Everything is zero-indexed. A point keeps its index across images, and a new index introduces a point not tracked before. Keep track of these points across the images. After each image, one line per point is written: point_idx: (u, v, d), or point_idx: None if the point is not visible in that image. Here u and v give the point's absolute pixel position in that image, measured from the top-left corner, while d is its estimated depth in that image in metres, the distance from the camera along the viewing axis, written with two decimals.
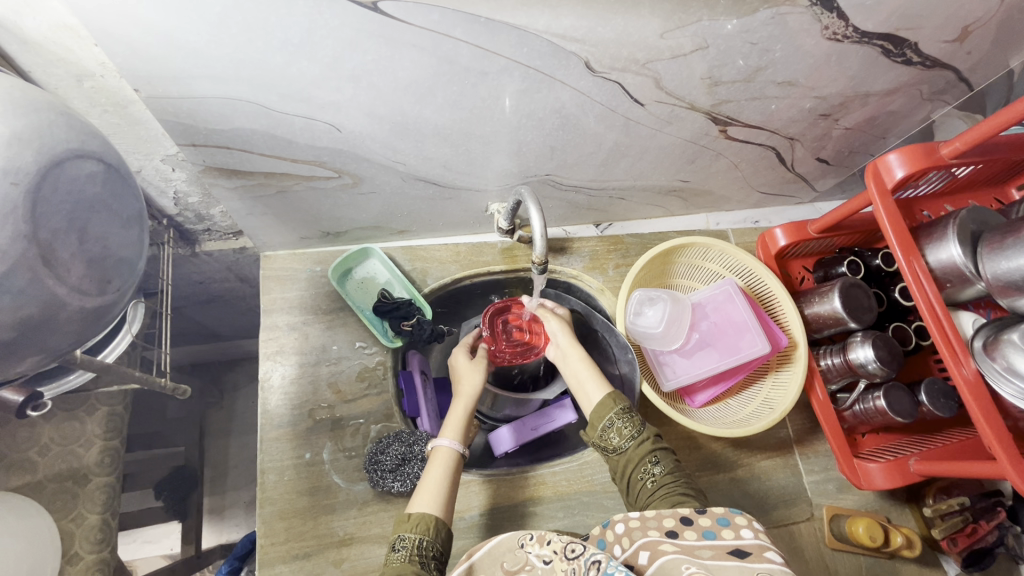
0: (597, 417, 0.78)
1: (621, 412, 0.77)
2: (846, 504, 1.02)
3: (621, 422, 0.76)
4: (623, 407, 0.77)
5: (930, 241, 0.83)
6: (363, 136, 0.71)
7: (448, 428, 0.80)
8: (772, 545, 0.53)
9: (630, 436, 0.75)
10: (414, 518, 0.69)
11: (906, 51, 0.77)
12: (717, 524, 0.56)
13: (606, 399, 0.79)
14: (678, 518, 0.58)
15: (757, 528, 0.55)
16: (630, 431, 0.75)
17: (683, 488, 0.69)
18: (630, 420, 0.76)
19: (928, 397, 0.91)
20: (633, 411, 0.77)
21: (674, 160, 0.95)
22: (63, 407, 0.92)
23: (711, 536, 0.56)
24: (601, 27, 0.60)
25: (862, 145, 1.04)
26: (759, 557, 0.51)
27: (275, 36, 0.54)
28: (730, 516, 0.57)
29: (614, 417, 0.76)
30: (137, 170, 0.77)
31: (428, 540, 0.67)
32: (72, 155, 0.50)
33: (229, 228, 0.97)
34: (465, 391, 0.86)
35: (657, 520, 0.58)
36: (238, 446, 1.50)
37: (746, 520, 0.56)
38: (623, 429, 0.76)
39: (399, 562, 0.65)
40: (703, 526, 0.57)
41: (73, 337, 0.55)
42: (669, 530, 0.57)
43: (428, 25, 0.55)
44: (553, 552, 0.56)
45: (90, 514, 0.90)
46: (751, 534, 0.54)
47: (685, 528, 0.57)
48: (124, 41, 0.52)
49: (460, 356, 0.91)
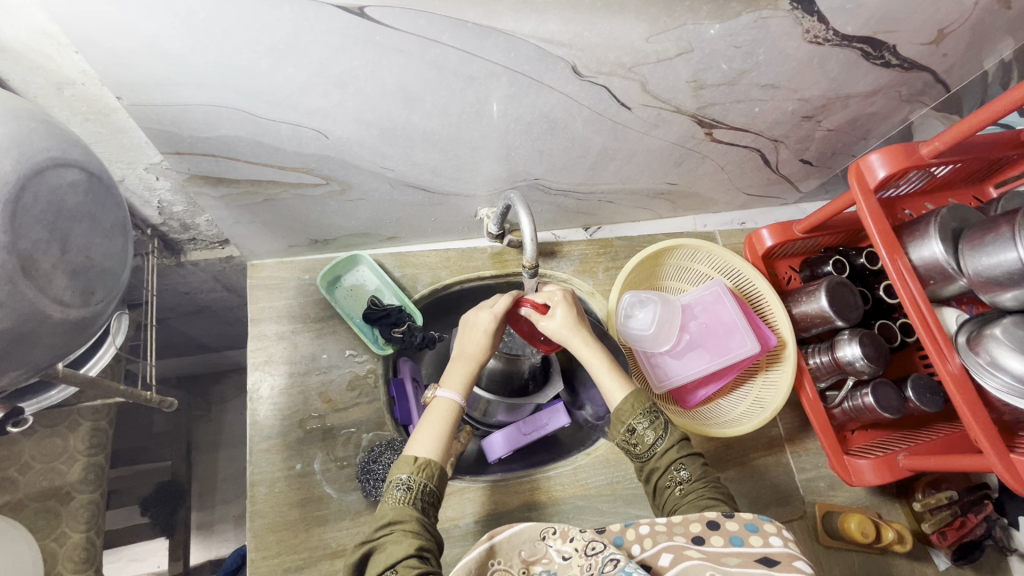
0: (618, 422, 0.76)
1: (642, 417, 0.75)
2: (838, 501, 1.03)
3: (642, 427, 0.75)
4: (645, 409, 0.76)
5: (912, 239, 0.84)
6: (352, 142, 0.71)
7: (452, 381, 0.78)
8: (801, 555, 0.53)
9: (653, 442, 0.75)
10: (420, 462, 0.68)
11: (885, 53, 0.79)
12: (745, 530, 0.57)
13: (626, 403, 0.76)
14: (704, 523, 0.58)
15: (786, 536, 0.55)
16: (654, 437, 0.75)
17: (713, 493, 0.70)
18: (654, 425, 0.75)
19: (915, 392, 0.93)
20: (656, 414, 0.76)
21: (661, 162, 0.96)
22: (44, 423, 0.90)
23: (739, 542, 0.55)
24: (588, 31, 0.61)
25: (844, 146, 1.06)
26: (787, 566, 0.51)
27: (261, 42, 0.53)
28: (759, 523, 0.57)
29: (637, 422, 0.75)
30: (120, 179, 0.75)
31: (431, 486, 0.67)
32: (53, 164, 0.49)
33: (215, 237, 0.96)
34: (473, 349, 0.79)
35: (683, 525, 0.58)
36: (226, 459, 1.47)
37: (775, 528, 0.56)
38: (646, 434, 0.75)
39: (400, 503, 0.65)
40: (730, 531, 0.57)
41: (54, 350, 0.53)
42: (695, 535, 0.57)
43: (415, 30, 0.55)
44: (574, 549, 0.57)
45: (74, 533, 0.88)
46: (780, 542, 0.54)
47: (711, 533, 0.57)
48: (106, 49, 0.51)
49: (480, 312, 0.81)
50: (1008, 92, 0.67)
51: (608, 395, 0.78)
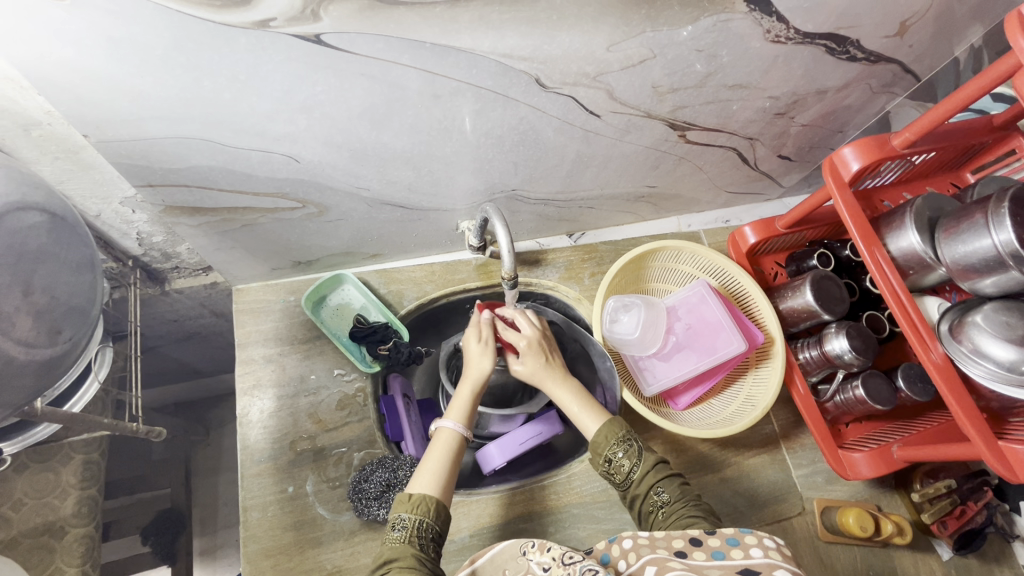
0: (596, 455, 0.77)
1: (617, 445, 0.76)
2: (837, 496, 1.02)
3: (620, 454, 0.76)
4: (619, 437, 0.77)
5: (890, 230, 0.84)
6: (323, 165, 0.71)
7: (453, 411, 0.80)
8: (783, 564, 0.52)
9: (630, 469, 0.75)
10: (414, 499, 0.68)
11: (850, 48, 0.79)
12: (726, 544, 0.56)
13: (601, 432, 0.77)
14: (687, 539, 0.58)
15: (767, 545, 0.54)
16: (629, 463, 0.75)
17: (691, 511, 0.68)
18: (629, 450, 0.76)
19: (906, 382, 0.94)
20: (631, 440, 0.77)
21: (638, 167, 0.96)
22: (35, 459, 0.90)
23: (721, 557, 0.55)
24: (548, 44, 0.61)
25: (821, 140, 1.06)
26: None
27: (222, 73, 0.54)
28: (740, 536, 0.56)
29: (614, 451, 0.76)
30: (96, 214, 0.76)
31: (428, 521, 0.67)
32: (13, 208, 0.49)
33: (198, 264, 0.96)
34: (471, 373, 0.83)
35: (666, 540, 0.58)
36: (226, 483, 1.48)
37: (756, 539, 0.55)
38: (625, 462, 0.76)
39: (399, 541, 0.65)
40: (713, 546, 0.56)
41: (28, 390, 0.54)
42: (678, 550, 0.57)
43: (374, 53, 0.56)
44: (553, 559, 0.55)
45: (68, 568, 0.88)
46: (761, 553, 0.53)
47: (694, 549, 0.57)
48: (66, 89, 0.52)
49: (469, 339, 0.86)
50: (974, 79, 0.67)
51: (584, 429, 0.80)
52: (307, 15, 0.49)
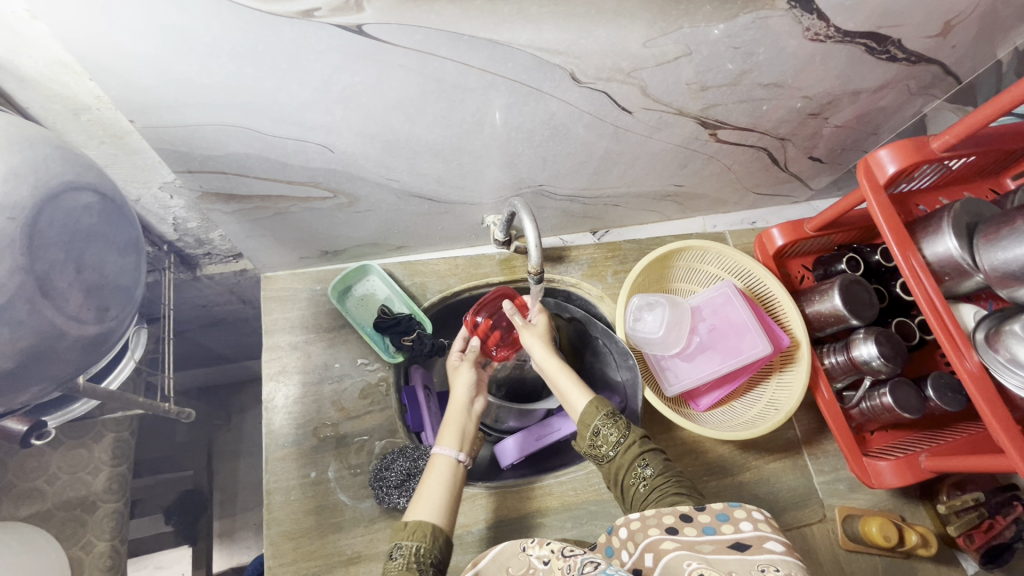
0: (583, 428, 0.77)
1: (605, 419, 0.76)
2: (859, 504, 1.01)
3: (607, 428, 0.75)
4: (607, 411, 0.76)
5: (926, 235, 0.82)
6: (356, 155, 0.72)
7: (445, 435, 0.80)
8: (772, 535, 0.53)
9: (616, 441, 0.75)
10: (411, 526, 0.68)
11: (890, 48, 0.78)
12: (717, 519, 0.57)
13: (590, 407, 0.77)
14: (677, 515, 0.59)
15: (756, 518, 0.56)
16: (616, 437, 0.75)
17: (674, 485, 0.69)
18: (615, 425, 0.75)
19: (936, 391, 0.91)
20: (617, 414, 0.76)
21: (666, 164, 0.95)
22: (70, 435, 0.92)
23: (711, 532, 0.56)
24: (584, 39, 0.61)
25: (854, 142, 1.04)
26: (758, 548, 0.51)
27: (265, 62, 0.55)
28: (729, 511, 0.57)
29: (599, 423, 0.76)
30: (136, 199, 0.78)
31: (426, 547, 0.67)
32: (68, 189, 0.51)
33: (229, 250, 0.98)
34: (460, 396, 0.86)
35: (657, 518, 0.59)
36: (246, 468, 1.51)
37: (745, 513, 0.56)
38: (609, 433, 0.75)
39: (397, 569, 0.64)
40: (704, 522, 0.57)
41: (73, 365, 0.56)
42: (669, 526, 0.58)
43: (413, 45, 0.56)
44: (551, 552, 0.57)
45: (98, 542, 0.91)
46: (750, 526, 0.55)
47: (685, 525, 0.58)
48: (117, 74, 0.53)
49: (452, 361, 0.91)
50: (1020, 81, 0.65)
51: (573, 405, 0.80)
52: (350, 6, 0.50)
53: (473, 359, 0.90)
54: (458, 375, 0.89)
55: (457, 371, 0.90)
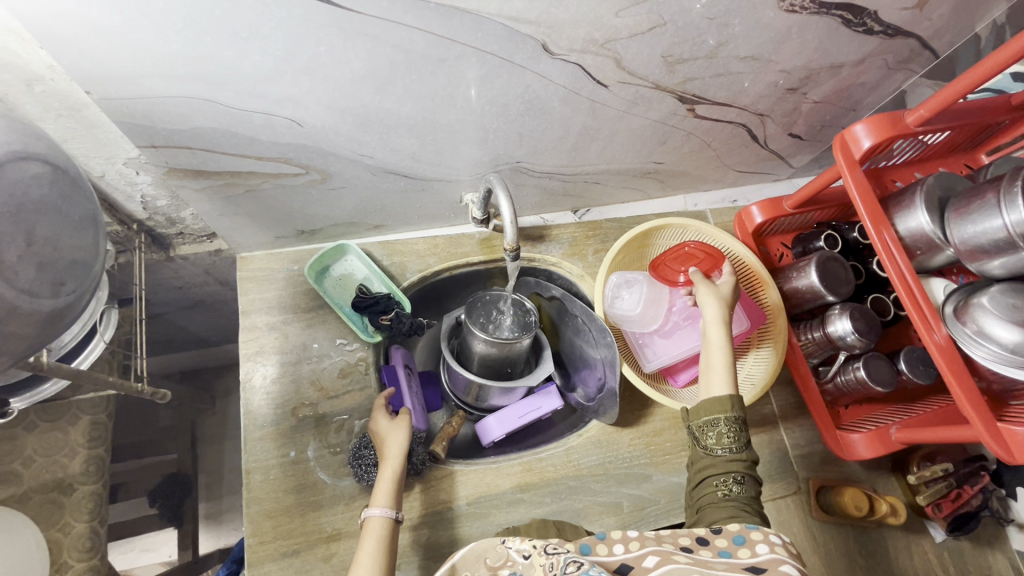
0: (699, 411, 0.71)
1: (731, 421, 0.69)
2: (833, 476, 1.03)
3: (726, 428, 0.69)
4: (737, 415, 0.69)
5: (899, 209, 0.83)
6: (326, 130, 0.70)
7: (379, 496, 0.75)
8: (788, 559, 0.54)
9: (727, 445, 0.69)
10: None
11: (867, 20, 0.77)
12: (733, 543, 0.57)
13: (725, 399, 0.70)
14: (693, 537, 0.59)
15: (772, 542, 0.57)
16: (730, 442, 0.69)
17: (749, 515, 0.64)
18: (736, 431, 0.69)
19: (908, 365, 0.94)
20: (743, 426, 0.70)
21: (645, 141, 0.95)
22: (44, 418, 0.93)
23: (728, 555, 0.56)
24: (555, 8, 0.60)
25: (834, 118, 1.04)
26: (774, 571, 0.52)
27: (223, 30, 0.53)
28: (746, 533, 0.58)
29: (723, 420, 0.69)
30: (100, 175, 0.76)
31: None
32: (14, 158, 0.49)
33: (202, 231, 0.97)
34: (392, 453, 0.81)
35: (672, 537, 0.59)
36: (231, 451, 1.51)
37: (761, 535, 0.58)
38: (724, 435, 0.69)
39: None
40: (719, 546, 0.58)
41: (31, 340, 0.54)
42: (684, 545, 0.58)
43: (378, 12, 0.55)
44: (533, 547, 0.56)
45: (77, 523, 0.90)
46: (766, 549, 0.56)
47: (700, 546, 0.58)
48: (68, 43, 0.51)
49: (381, 417, 0.87)
50: (997, 51, 0.65)
51: (709, 383, 0.73)
52: None
53: (411, 417, 0.87)
54: (391, 431, 0.84)
55: (388, 428, 0.85)
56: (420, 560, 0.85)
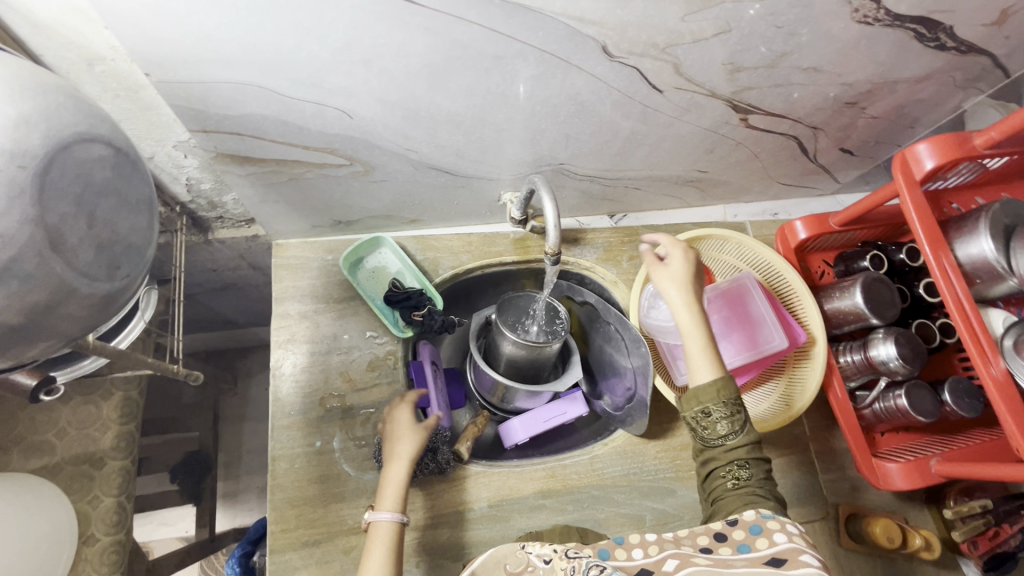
0: (693, 399, 0.68)
1: (723, 407, 0.66)
2: (863, 504, 1.00)
3: (720, 417, 0.66)
4: (729, 400, 0.66)
5: (959, 234, 0.79)
6: (375, 123, 0.70)
7: (386, 498, 0.74)
8: (808, 549, 0.52)
9: (725, 434, 0.67)
10: None
11: (939, 35, 0.74)
12: (751, 534, 0.56)
13: (712, 385, 0.67)
14: (712, 536, 0.57)
15: (790, 532, 0.55)
16: (727, 430, 0.67)
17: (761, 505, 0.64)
18: (731, 418, 0.67)
19: (953, 396, 0.89)
20: (738, 408, 0.67)
21: (692, 149, 0.92)
22: (80, 391, 0.94)
23: (746, 549, 0.54)
24: (620, 9, 0.58)
25: (889, 135, 1.00)
26: (795, 561, 0.51)
27: (285, 18, 0.52)
28: (762, 522, 0.56)
29: (716, 409, 0.66)
30: (149, 156, 0.77)
31: None
32: (80, 139, 0.50)
33: (241, 216, 0.97)
34: (403, 453, 0.79)
35: (691, 538, 0.57)
36: (251, 432, 1.52)
37: (779, 525, 0.56)
38: (720, 425, 0.67)
39: None
40: (737, 539, 0.56)
41: (83, 322, 0.54)
42: (704, 546, 0.56)
43: (441, 6, 0.54)
44: (553, 552, 0.55)
45: (106, 497, 0.91)
46: (784, 538, 0.54)
47: (719, 545, 0.56)
48: (134, 25, 0.51)
49: (403, 414, 0.85)
50: None
51: (692, 370, 0.68)
52: None
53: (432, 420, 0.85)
54: (404, 431, 0.83)
55: (403, 427, 0.83)
56: (441, 559, 0.85)
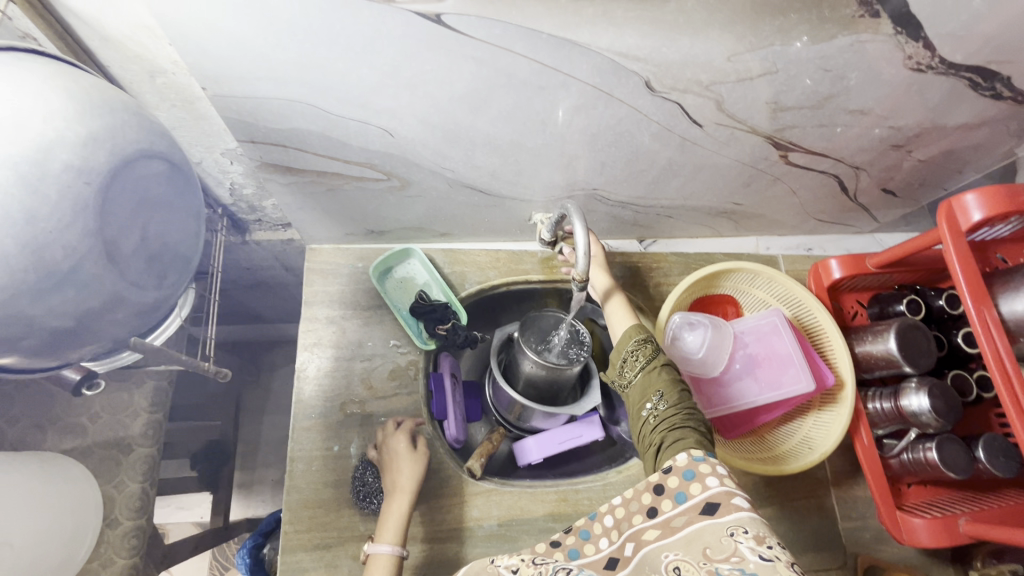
0: (614, 355, 0.78)
1: (635, 344, 0.76)
2: (883, 556, 0.97)
3: (633, 354, 0.76)
4: (640, 338, 0.76)
5: (1005, 289, 0.77)
6: (414, 142, 0.71)
7: (386, 530, 0.77)
8: (738, 490, 0.54)
9: (640, 368, 0.75)
10: None
11: (997, 84, 0.71)
12: (684, 481, 0.56)
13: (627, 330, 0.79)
14: (651, 491, 0.58)
15: (721, 473, 0.55)
16: (641, 362, 0.75)
17: (684, 422, 0.67)
18: (642, 351, 0.75)
19: (987, 454, 0.86)
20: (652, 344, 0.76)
21: (729, 182, 0.91)
22: (114, 378, 0.98)
23: (683, 497, 0.55)
24: (667, 47, 0.58)
25: (935, 178, 0.97)
26: (729, 509, 0.52)
27: (338, 43, 0.54)
28: (695, 467, 0.56)
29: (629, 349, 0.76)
30: (198, 161, 0.80)
31: None
32: (141, 156, 0.55)
33: (279, 220, 1.00)
34: (403, 484, 0.81)
35: (635, 499, 0.58)
36: (269, 425, 1.56)
37: (710, 468, 0.56)
38: (636, 362, 0.75)
39: None
40: (673, 488, 0.56)
41: (129, 327, 0.61)
42: (649, 508, 0.57)
43: (489, 39, 0.55)
44: (521, 561, 0.57)
45: (131, 482, 0.95)
46: (717, 481, 0.54)
47: (660, 499, 0.57)
48: (197, 44, 0.54)
49: (399, 442, 0.87)
50: None
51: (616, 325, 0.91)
52: None
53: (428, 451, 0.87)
54: (405, 461, 0.84)
55: (403, 457, 0.85)
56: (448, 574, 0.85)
